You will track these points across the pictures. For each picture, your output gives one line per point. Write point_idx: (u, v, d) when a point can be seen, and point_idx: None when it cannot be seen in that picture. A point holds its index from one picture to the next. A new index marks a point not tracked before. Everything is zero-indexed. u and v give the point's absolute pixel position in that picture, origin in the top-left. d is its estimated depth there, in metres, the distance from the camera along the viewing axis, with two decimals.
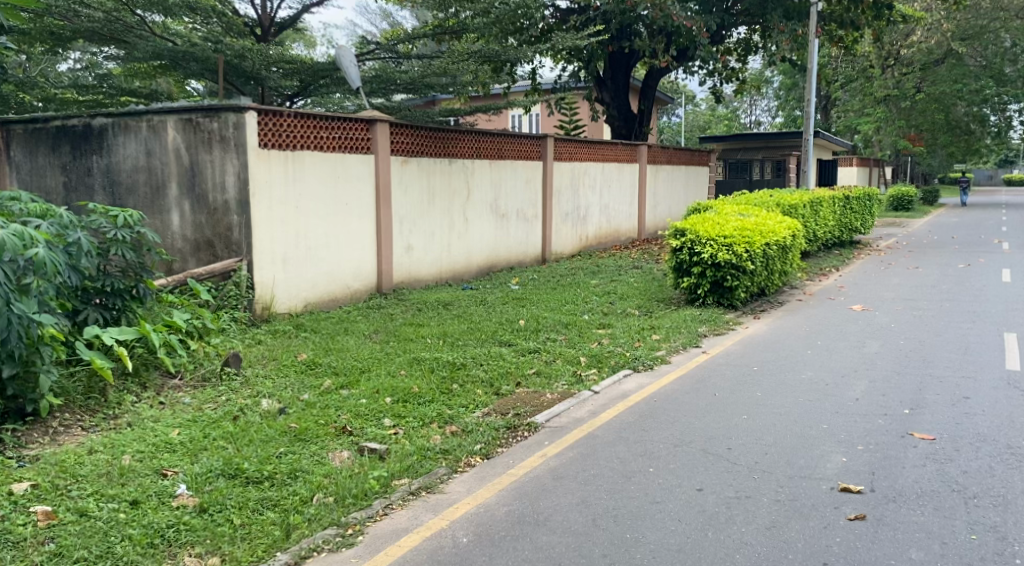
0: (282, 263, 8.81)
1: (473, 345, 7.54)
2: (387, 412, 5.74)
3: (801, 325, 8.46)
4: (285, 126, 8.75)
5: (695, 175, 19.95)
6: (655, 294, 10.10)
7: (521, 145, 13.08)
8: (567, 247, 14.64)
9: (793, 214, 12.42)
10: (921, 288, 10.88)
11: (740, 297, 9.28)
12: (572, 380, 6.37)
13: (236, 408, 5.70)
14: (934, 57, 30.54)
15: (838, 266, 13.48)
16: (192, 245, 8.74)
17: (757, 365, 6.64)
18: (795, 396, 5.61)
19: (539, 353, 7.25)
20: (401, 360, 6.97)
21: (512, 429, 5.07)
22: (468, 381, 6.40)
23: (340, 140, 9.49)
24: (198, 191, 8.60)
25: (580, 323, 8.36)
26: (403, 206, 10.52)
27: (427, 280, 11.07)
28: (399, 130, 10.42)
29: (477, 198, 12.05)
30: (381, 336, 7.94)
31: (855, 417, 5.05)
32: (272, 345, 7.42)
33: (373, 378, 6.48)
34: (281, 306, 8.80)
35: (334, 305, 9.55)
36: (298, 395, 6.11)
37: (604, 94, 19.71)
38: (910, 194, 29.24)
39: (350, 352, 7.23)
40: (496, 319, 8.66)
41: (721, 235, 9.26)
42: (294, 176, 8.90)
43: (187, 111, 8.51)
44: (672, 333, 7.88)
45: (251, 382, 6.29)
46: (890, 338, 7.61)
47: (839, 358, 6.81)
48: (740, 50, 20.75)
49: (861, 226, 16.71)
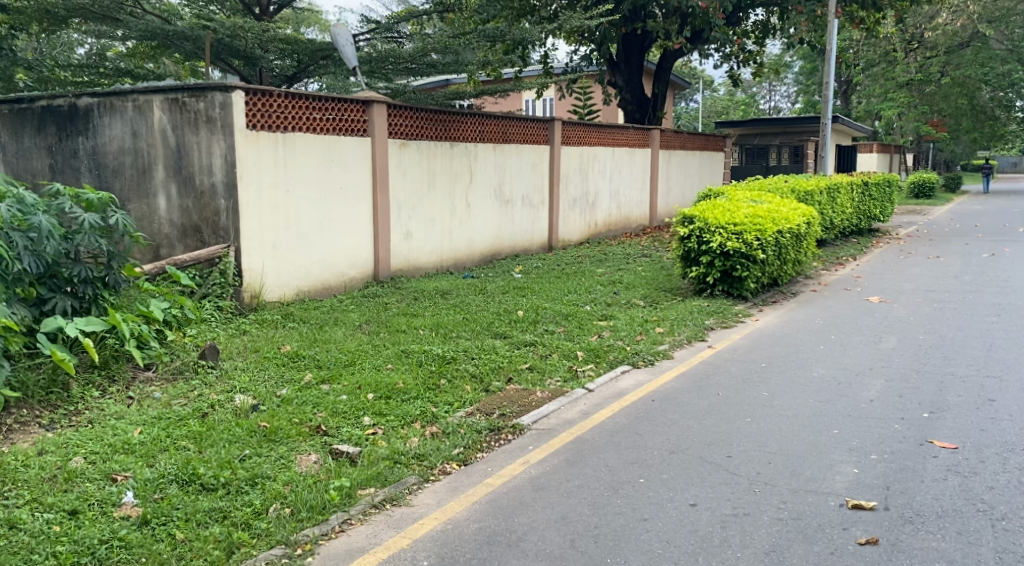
0: (272, 250, 8.48)
1: (466, 337, 7.17)
2: (367, 409, 5.40)
3: (814, 318, 8.03)
4: (274, 107, 8.38)
5: (709, 161, 19.40)
6: (662, 284, 9.70)
7: (527, 129, 12.64)
8: (575, 234, 14.22)
9: (810, 200, 11.91)
10: (942, 279, 10.35)
11: (750, 287, 8.84)
12: (566, 377, 5.99)
13: (206, 404, 5.37)
14: (959, 40, 29.70)
15: (856, 255, 12.96)
16: (179, 231, 8.41)
17: (764, 361, 6.23)
18: (805, 396, 5.20)
19: (534, 347, 6.87)
20: (390, 352, 6.63)
21: (496, 430, 4.70)
22: (457, 377, 6.04)
23: (334, 121, 9.12)
24: (184, 174, 8.27)
25: (581, 315, 7.98)
26: (402, 191, 10.14)
27: (427, 267, 10.70)
28: (397, 112, 10.02)
29: (481, 183, 11.64)
30: (372, 327, 7.59)
31: (870, 422, 4.63)
32: (256, 336, 7.10)
33: (357, 372, 6.14)
34: (270, 294, 8.48)
35: (328, 294, 9.21)
36: (275, 390, 5.77)
37: (617, 77, 19.10)
38: (932, 180, 28.44)
39: (338, 344, 6.89)
40: (493, 309, 8.28)
41: (731, 223, 8.82)
42: (285, 159, 8.54)
43: (173, 90, 8.15)
44: (676, 325, 7.48)
45: (227, 375, 5.98)
46: (909, 332, 7.16)
47: (855, 354, 6.38)
48: (758, 32, 20.09)
49: (881, 213, 16.15)
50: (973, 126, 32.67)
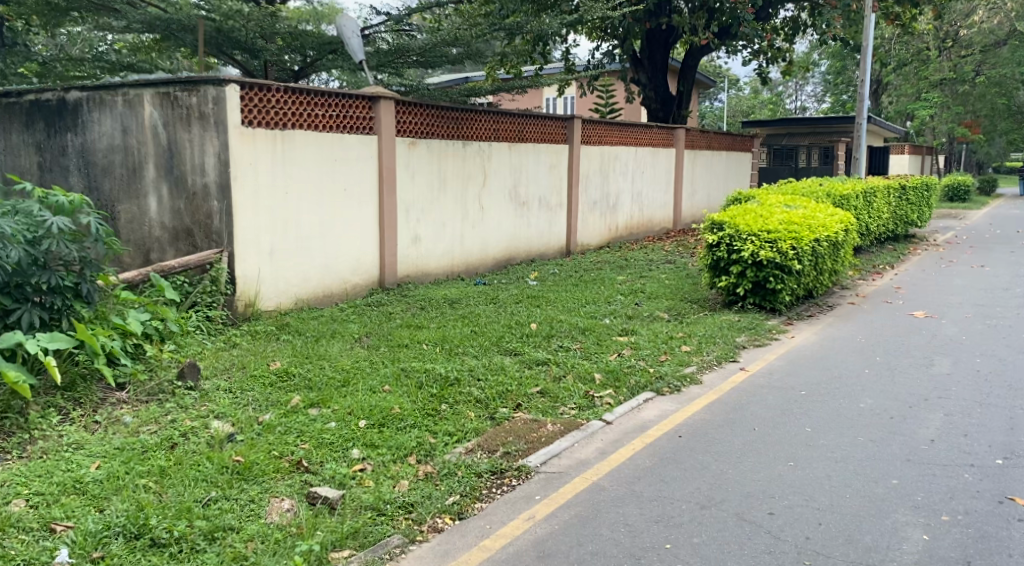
0: (269, 255, 7.94)
1: (474, 354, 6.57)
2: (357, 440, 4.83)
3: (855, 336, 7.35)
4: (272, 102, 7.84)
5: (736, 162, 18.65)
6: (687, 294, 9.05)
7: (544, 127, 12.01)
8: (595, 238, 13.56)
9: (845, 204, 11.18)
10: (991, 292, 9.58)
11: (785, 300, 8.16)
12: (582, 405, 5.36)
13: (178, 433, 4.82)
14: (996, 37, 28.55)
15: (893, 264, 12.18)
16: (170, 234, 7.89)
17: (804, 389, 5.57)
18: (854, 434, 4.53)
19: (547, 366, 6.26)
20: (389, 371, 6.05)
21: (498, 474, 4.11)
22: (460, 402, 5.45)
23: (338, 118, 8.56)
24: (176, 174, 7.74)
25: (599, 329, 7.35)
26: (410, 193, 9.56)
27: (437, 273, 10.12)
28: (406, 109, 9.44)
29: (495, 184, 11.03)
30: (373, 341, 7.02)
31: (934, 469, 3.97)
32: (246, 351, 6.56)
33: (350, 395, 5.55)
34: (266, 302, 7.93)
35: (329, 302, 8.65)
36: (257, 415, 5.20)
37: (640, 74, 18.41)
38: (967, 182, 27.40)
39: (333, 361, 6.32)
40: (504, 322, 7.67)
41: (764, 230, 8.15)
42: (284, 158, 7.99)
43: (164, 84, 7.64)
44: (703, 344, 6.83)
45: (206, 397, 5.43)
46: (963, 354, 6.46)
47: (906, 381, 5.69)
48: (787, 29, 19.26)
49: (918, 218, 15.34)
50: (1009, 127, 31.56)
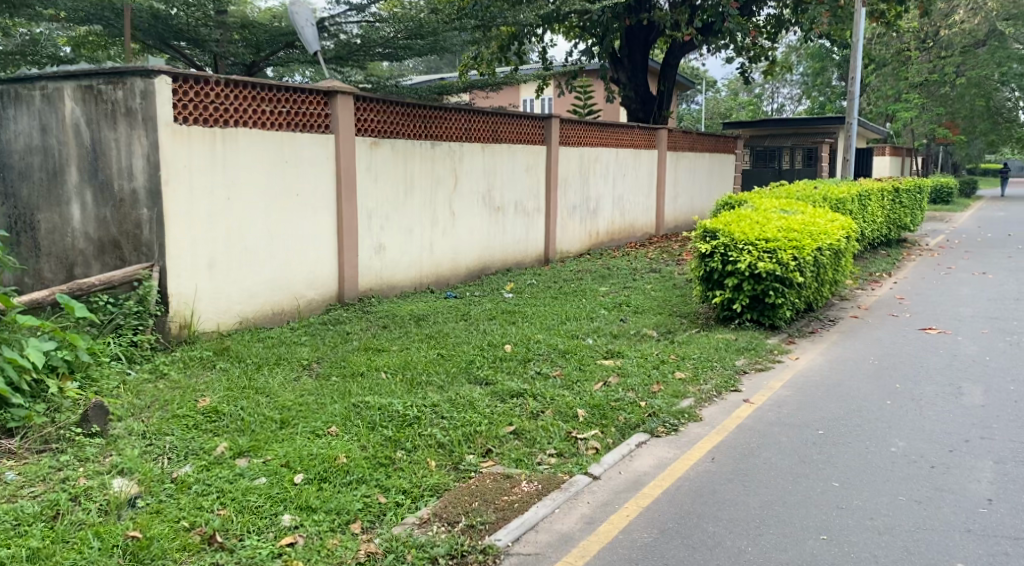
0: (208, 269, 7.03)
1: (438, 384, 5.72)
2: (289, 502, 3.96)
3: (867, 357, 6.60)
4: (211, 97, 6.94)
5: (719, 164, 17.93)
6: (677, 309, 8.25)
7: (520, 126, 11.18)
8: (574, 245, 12.74)
9: (842, 209, 10.46)
10: (1002, 303, 8.89)
11: (785, 316, 7.39)
12: (563, 450, 4.52)
13: (66, 495, 3.91)
14: (976, 38, 28.21)
15: (890, 271, 11.50)
16: (95, 246, 6.94)
17: (822, 427, 4.77)
18: (894, 492, 3.74)
19: (523, 399, 5.41)
20: (337, 408, 5.17)
21: (457, 559, 3.37)
22: (419, 448, 4.60)
23: (289, 115, 7.66)
24: (100, 178, 6.81)
25: (582, 352, 6.52)
26: (372, 197, 8.68)
27: (404, 285, 9.25)
28: (366, 105, 8.56)
29: (467, 187, 10.17)
30: (324, 368, 6.16)
31: (1004, 546, 3.23)
32: (174, 384, 5.68)
33: (288, 441, 4.70)
34: (205, 323, 7.02)
35: (280, 320, 7.75)
36: (172, 469, 4.32)
37: (620, 74, 17.63)
38: (950, 184, 26.96)
39: (274, 395, 5.44)
40: (474, 343, 6.82)
41: (761, 239, 7.39)
42: (224, 160, 7.09)
43: (86, 76, 6.71)
44: (699, 369, 6.03)
45: (114, 445, 4.54)
46: (994, 380, 5.72)
47: (938, 416, 4.92)
48: (770, 27, 18.51)
49: (911, 222, 14.69)
50: (989, 129, 31.25)
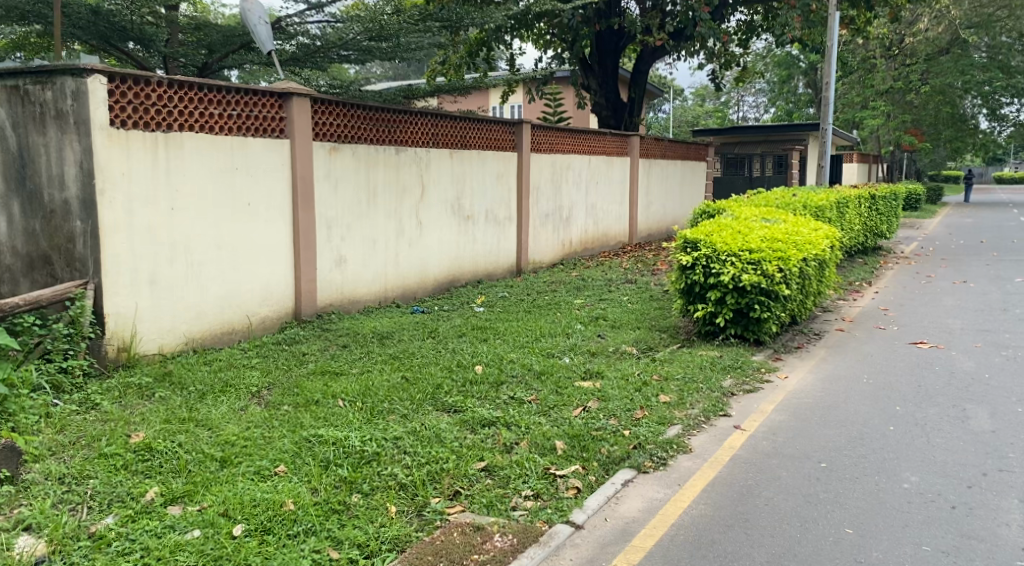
0: (149, 286, 6.43)
1: (400, 414, 5.19)
2: (227, 561, 3.45)
3: (860, 374, 6.22)
4: (152, 99, 6.36)
5: (691, 171, 17.62)
6: (657, 323, 7.82)
7: (489, 132, 10.70)
8: (547, 255, 12.29)
9: (822, 217, 10.11)
10: (988, 313, 8.59)
11: (771, 331, 6.99)
12: (540, 490, 4.05)
13: None
14: (939, 47, 28.46)
15: (869, 280, 11.20)
16: (24, 262, 6.30)
17: (824, 459, 4.34)
18: (916, 541, 3.41)
19: (495, 428, 4.91)
20: (286, 443, 4.62)
21: None
22: (377, 490, 4.09)
23: (240, 118, 7.11)
24: (28, 187, 6.19)
25: (557, 373, 6.03)
26: (332, 207, 8.15)
27: (367, 300, 8.71)
28: (325, 108, 8.02)
29: (435, 195, 9.66)
30: (275, 395, 5.60)
31: None
32: (104, 416, 5.07)
33: (230, 483, 4.15)
34: (146, 344, 6.42)
35: (230, 340, 7.17)
36: (93, 521, 3.76)
37: (590, 80, 17.22)
38: (918, 192, 27.02)
39: (217, 429, 4.87)
40: (441, 364, 6.30)
41: (745, 250, 6.99)
42: (167, 167, 6.51)
43: (12, 76, 6.11)
44: (684, 392, 5.55)
45: (25, 495, 3.95)
46: (998, 401, 5.36)
47: (947, 444, 4.53)
48: (741, 33, 18.27)
49: (886, 229, 14.46)
50: (953, 136, 31.51)
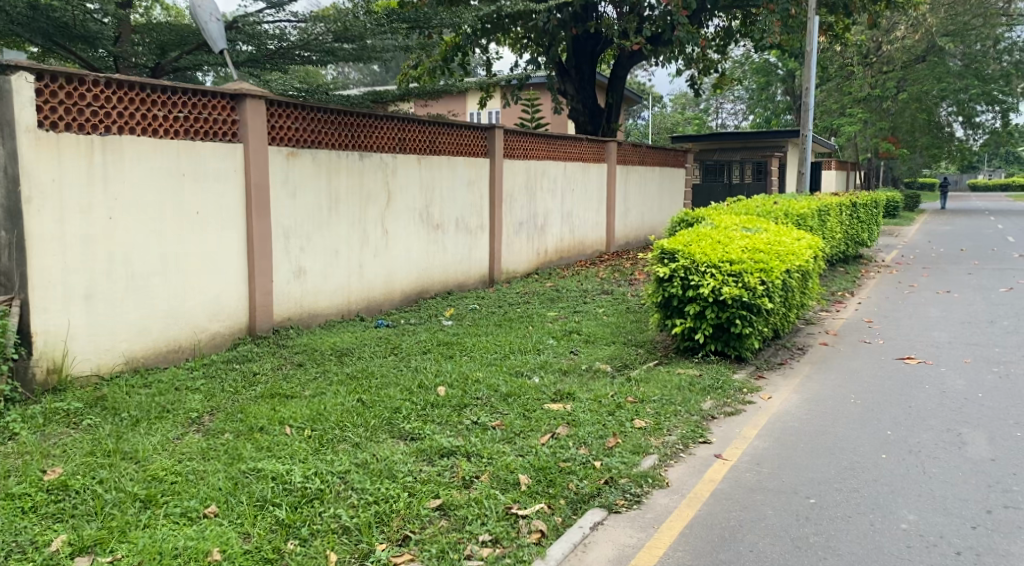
0: (84, 301, 5.93)
1: (351, 443, 4.72)
2: None
3: (847, 394, 5.85)
4: (87, 99, 5.88)
5: (669, 178, 17.30)
6: (633, 338, 7.41)
7: (460, 137, 10.28)
8: (521, 264, 11.87)
9: (804, 225, 9.77)
10: (976, 326, 8.27)
11: (753, 347, 6.61)
12: (500, 535, 3.63)
13: None
14: (916, 54, 28.43)
15: (852, 290, 10.89)
16: None
17: (813, 495, 3.95)
18: None
19: (454, 459, 4.47)
20: (220, 479, 4.14)
21: None
22: (318, 535, 3.64)
23: (187, 121, 6.63)
24: None
25: (525, 395, 5.59)
26: (290, 215, 7.68)
27: (328, 313, 8.23)
28: (282, 111, 7.56)
29: (402, 202, 9.22)
30: (216, 422, 5.12)
31: None
32: (19, 448, 4.56)
33: (151, 528, 3.68)
34: (80, 365, 5.91)
35: (175, 359, 6.68)
36: None
37: (567, 85, 16.87)
38: (896, 199, 26.95)
39: (145, 463, 4.40)
40: (400, 385, 5.85)
41: (725, 261, 6.61)
42: (105, 173, 6.03)
43: None
44: (661, 417, 5.14)
45: None
46: (995, 424, 5.00)
47: (946, 476, 4.16)
48: (719, 39, 17.98)
49: (867, 237, 14.19)
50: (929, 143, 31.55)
